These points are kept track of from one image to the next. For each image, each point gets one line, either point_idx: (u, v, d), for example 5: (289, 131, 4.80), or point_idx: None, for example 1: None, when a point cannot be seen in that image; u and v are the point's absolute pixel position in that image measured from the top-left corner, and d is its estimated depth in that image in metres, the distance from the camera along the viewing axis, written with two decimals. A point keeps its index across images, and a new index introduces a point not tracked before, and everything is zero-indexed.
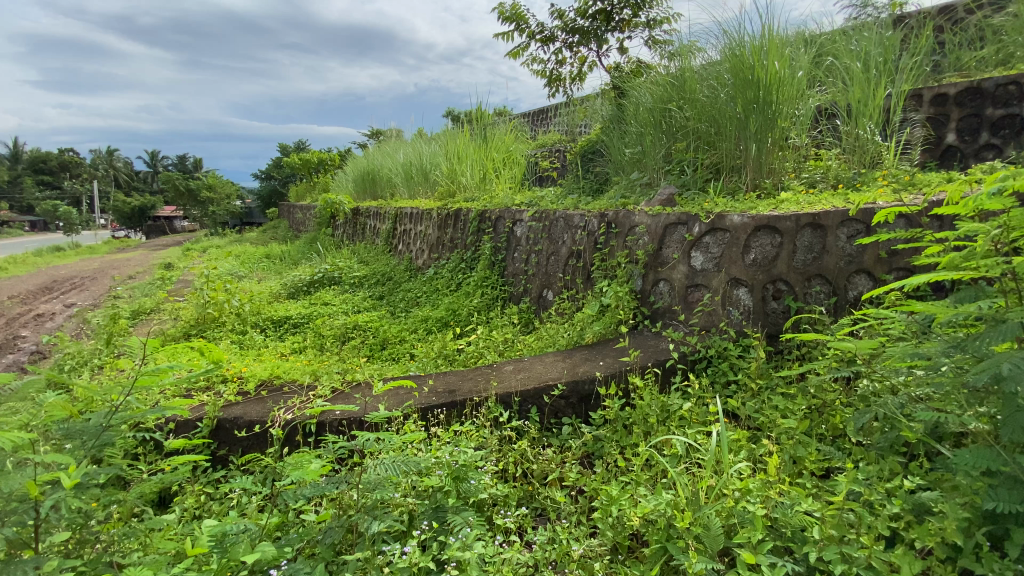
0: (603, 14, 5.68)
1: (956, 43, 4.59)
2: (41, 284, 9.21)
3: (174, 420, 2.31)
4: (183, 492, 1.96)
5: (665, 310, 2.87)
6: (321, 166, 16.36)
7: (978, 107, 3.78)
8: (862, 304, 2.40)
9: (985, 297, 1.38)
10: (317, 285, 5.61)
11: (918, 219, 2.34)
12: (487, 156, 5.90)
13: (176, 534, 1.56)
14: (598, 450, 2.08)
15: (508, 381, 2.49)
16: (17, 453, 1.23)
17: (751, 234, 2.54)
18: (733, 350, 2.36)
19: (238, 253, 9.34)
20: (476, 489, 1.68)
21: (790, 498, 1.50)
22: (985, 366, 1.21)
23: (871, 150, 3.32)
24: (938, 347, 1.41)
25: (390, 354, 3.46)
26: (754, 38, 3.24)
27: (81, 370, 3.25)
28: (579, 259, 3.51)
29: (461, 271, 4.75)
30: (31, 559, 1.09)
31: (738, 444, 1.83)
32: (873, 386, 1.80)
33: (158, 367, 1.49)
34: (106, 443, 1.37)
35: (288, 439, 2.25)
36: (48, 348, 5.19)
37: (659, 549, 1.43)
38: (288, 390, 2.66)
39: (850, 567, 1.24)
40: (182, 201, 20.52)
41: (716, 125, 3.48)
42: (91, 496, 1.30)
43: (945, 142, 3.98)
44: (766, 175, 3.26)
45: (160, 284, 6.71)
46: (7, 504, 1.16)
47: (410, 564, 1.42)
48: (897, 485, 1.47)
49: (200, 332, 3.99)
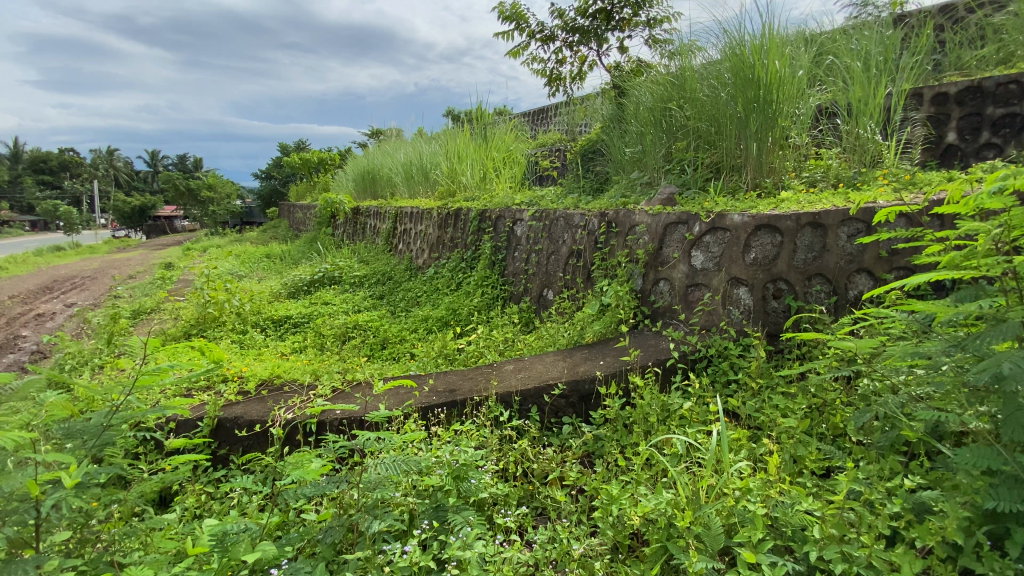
0: (603, 14, 5.68)
1: (956, 43, 4.59)
2: (41, 284, 9.20)
3: (175, 420, 2.32)
4: (183, 491, 1.97)
5: (665, 309, 2.87)
6: (321, 166, 16.37)
7: (978, 106, 3.78)
8: (863, 304, 2.40)
9: (986, 297, 1.38)
10: (317, 285, 5.61)
11: (919, 218, 2.33)
12: (487, 156, 5.90)
13: (176, 533, 1.56)
14: (598, 449, 2.08)
15: (508, 381, 2.49)
16: (17, 453, 1.23)
17: (751, 234, 2.55)
18: (734, 349, 2.36)
19: (238, 253, 9.35)
20: (476, 489, 1.68)
21: (790, 498, 1.50)
22: (986, 366, 1.21)
23: (871, 149, 3.32)
24: (938, 347, 1.41)
25: (391, 354, 3.46)
26: (755, 38, 3.24)
27: (81, 370, 3.25)
28: (580, 258, 3.51)
29: (461, 271, 4.75)
30: (31, 559, 1.09)
31: (738, 443, 1.83)
32: (874, 386, 1.80)
33: (158, 367, 1.49)
34: (106, 443, 1.37)
35: (288, 439, 2.26)
36: (48, 348, 5.19)
37: (659, 548, 1.43)
38: (289, 390, 2.66)
39: (851, 566, 1.24)
40: (182, 201, 20.54)
41: (717, 124, 3.48)
42: (92, 496, 1.30)
43: (946, 141, 3.98)
44: (766, 174, 3.26)
45: (161, 284, 6.70)
46: (8, 504, 1.15)
47: (410, 564, 1.42)
48: (897, 484, 1.47)
49: (200, 332, 3.99)
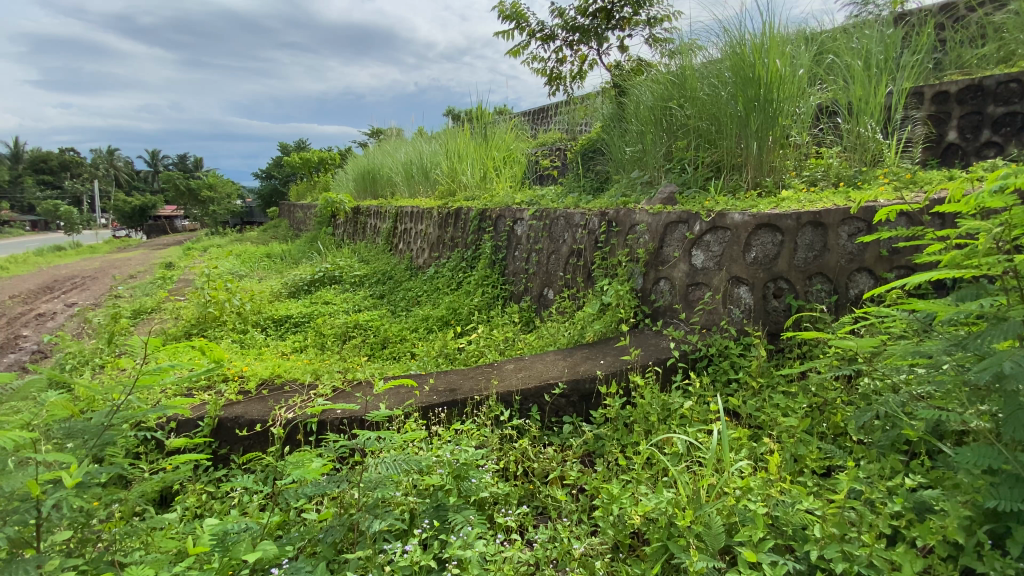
0: (603, 13, 5.68)
1: (957, 41, 4.58)
2: (41, 284, 9.19)
3: (175, 419, 2.32)
4: (184, 491, 1.97)
5: (666, 308, 2.87)
6: (321, 166, 16.37)
7: (979, 105, 3.77)
8: (863, 303, 2.39)
9: (987, 296, 1.38)
10: (318, 284, 5.61)
11: (920, 217, 2.32)
12: (487, 155, 5.89)
13: (177, 533, 1.57)
14: (599, 448, 2.08)
15: (508, 380, 2.49)
16: (18, 453, 1.23)
17: (751, 233, 2.55)
18: (735, 348, 2.36)
19: (239, 252, 9.34)
20: (476, 488, 1.68)
21: (791, 496, 1.50)
22: (987, 364, 1.21)
23: (871, 148, 3.31)
24: (939, 345, 1.41)
25: (391, 353, 3.46)
26: (755, 36, 3.23)
27: (82, 370, 3.25)
28: (580, 257, 3.50)
29: (461, 270, 4.75)
30: (32, 559, 1.09)
31: (738, 443, 1.83)
32: (875, 385, 1.80)
33: (158, 366, 1.48)
34: (107, 443, 1.37)
35: (289, 439, 2.26)
36: (48, 348, 5.19)
37: (660, 547, 1.44)
38: (289, 389, 2.66)
39: (851, 565, 1.24)
40: (183, 201, 20.55)
41: (717, 123, 3.47)
42: (93, 495, 1.30)
43: (946, 140, 3.97)
44: (767, 173, 3.26)
45: (161, 284, 6.70)
46: (8, 504, 1.15)
47: (410, 563, 1.42)
48: (898, 483, 1.46)
49: (200, 331, 3.99)
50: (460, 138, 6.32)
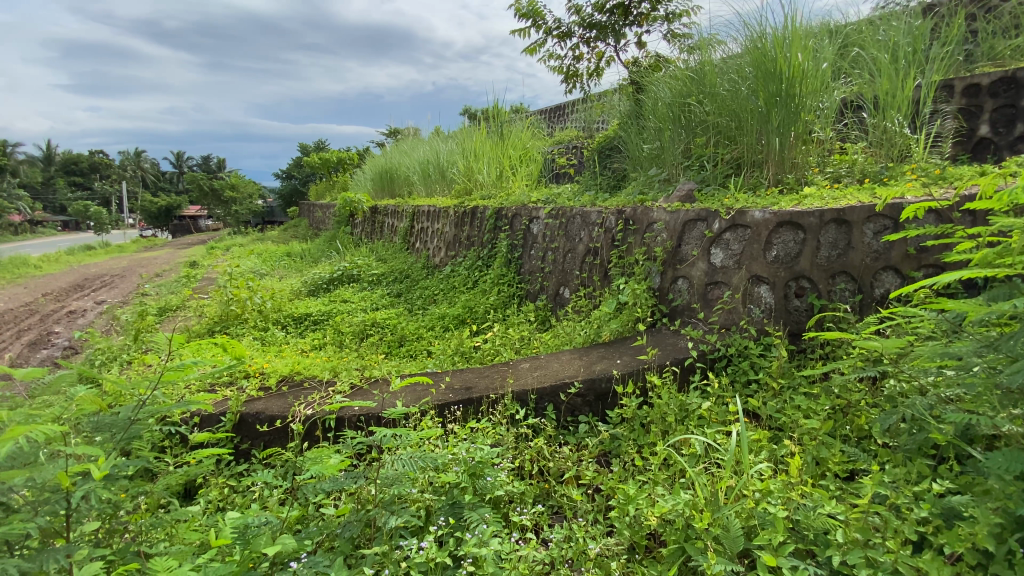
0: (620, 9, 5.63)
1: (989, 32, 4.40)
2: (72, 282, 9.57)
3: (198, 414, 2.37)
4: (207, 484, 2.03)
5: (683, 308, 2.82)
6: (339, 166, 16.56)
7: (1013, 98, 3.64)
8: (890, 302, 2.33)
9: (1020, 295, 1.32)
10: (336, 283, 5.68)
11: (950, 214, 2.25)
12: (503, 154, 5.90)
13: (200, 525, 1.60)
14: (615, 448, 2.06)
15: (525, 379, 2.49)
16: (50, 445, 1.27)
17: (773, 231, 2.51)
18: (754, 348, 2.32)
19: (262, 251, 9.53)
20: (492, 486, 1.71)
21: (812, 500, 1.47)
22: (1020, 366, 1.16)
23: (898, 143, 3.22)
24: (970, 347, 1.35)
25: (408, 352, 3.47)
26: (777, 30, 3.18)
27: (110, 366, 3.37)
28: (596, 256, 3.48)
29: (477, 269, 4.77)
30: (61, 548, 1.12)
31: (758, 444, 1.81)
32: (900, 387, 1.75)
33: (181, 364, 1.50)
34: (134, 437, 1.43)
35: (308, 435, 2.30)
36: (79, 343, 5.40)
37: (678, 549, 1.41)
38: (309, 385, 2.71)
39: (875, 572, 1.21)
40: (206, 201, 21.04)
41: (737, 119, 3.40)
42: (120, 487, 1.35)
43: (978, 134, 3.83)
44: (788, 170, 3.20)
45: (185, 282, 6.89)
46: (41, 494, 1.19)
47: (426, 559, 1.44)
48: (925, 488, 1.42)
49: (222, 329, 4.10)
50: (475, 137, 6.35)
